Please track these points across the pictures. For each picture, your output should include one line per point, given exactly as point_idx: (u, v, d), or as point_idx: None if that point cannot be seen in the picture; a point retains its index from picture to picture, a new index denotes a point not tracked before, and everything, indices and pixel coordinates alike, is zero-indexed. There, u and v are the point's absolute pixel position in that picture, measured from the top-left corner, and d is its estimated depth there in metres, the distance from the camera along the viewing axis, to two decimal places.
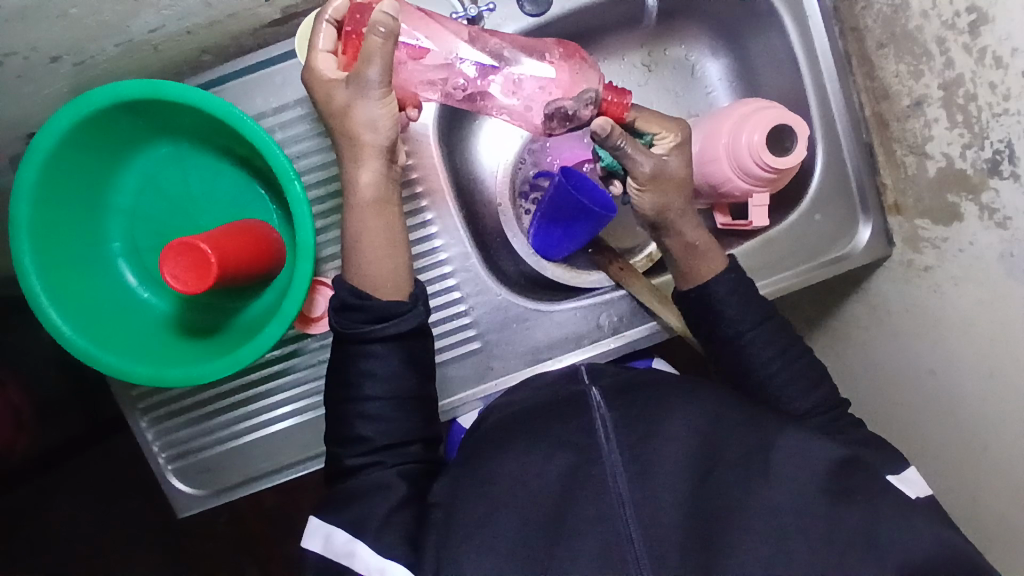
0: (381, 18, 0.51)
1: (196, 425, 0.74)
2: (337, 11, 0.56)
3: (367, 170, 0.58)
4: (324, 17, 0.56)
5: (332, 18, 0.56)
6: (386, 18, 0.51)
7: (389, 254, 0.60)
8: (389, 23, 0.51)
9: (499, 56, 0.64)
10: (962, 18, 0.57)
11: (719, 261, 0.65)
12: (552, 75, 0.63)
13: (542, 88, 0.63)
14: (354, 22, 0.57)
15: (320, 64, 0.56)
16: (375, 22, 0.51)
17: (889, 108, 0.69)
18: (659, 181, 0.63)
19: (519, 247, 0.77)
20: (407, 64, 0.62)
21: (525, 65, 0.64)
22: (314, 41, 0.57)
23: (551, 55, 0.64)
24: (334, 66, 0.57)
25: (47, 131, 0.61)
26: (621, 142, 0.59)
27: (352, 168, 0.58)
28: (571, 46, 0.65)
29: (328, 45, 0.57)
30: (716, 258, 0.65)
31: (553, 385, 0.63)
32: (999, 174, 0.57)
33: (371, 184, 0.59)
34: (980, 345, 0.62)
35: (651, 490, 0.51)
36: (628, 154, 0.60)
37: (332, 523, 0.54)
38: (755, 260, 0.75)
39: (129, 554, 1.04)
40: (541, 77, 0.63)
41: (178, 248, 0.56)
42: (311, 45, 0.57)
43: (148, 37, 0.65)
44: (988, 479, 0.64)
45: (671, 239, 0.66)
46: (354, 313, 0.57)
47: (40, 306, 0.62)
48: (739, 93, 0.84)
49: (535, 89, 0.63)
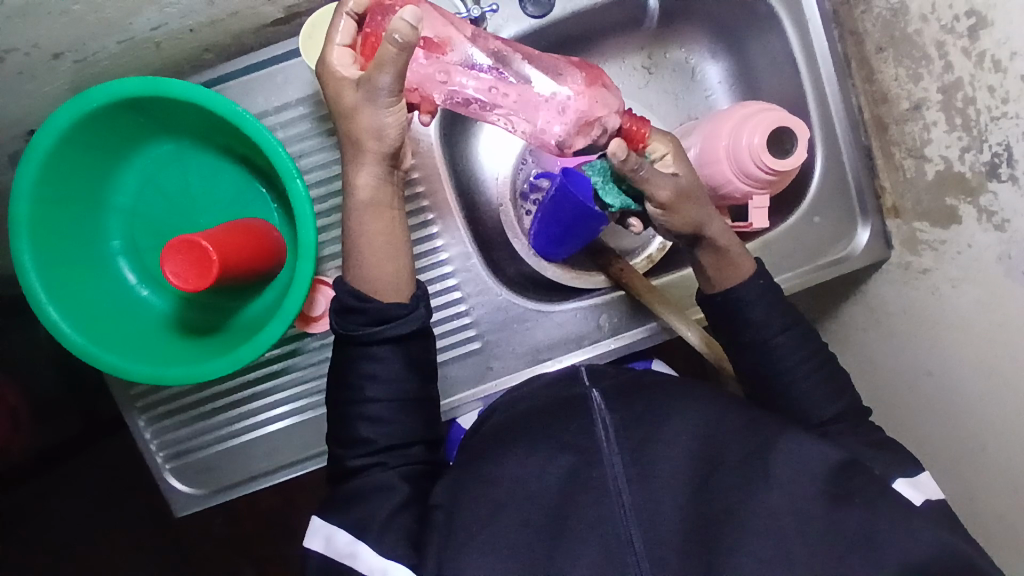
0: (399, 27, 0.48)
1: (195, 424, 0.74)
2: (358, 7, 0.57)
3: (366, 173, 0.58)
4: (344, 11, 0.56)
5: (353, 11, 0.56)
6: (405, 27, 0.48)
7: (389, 259, 0.59)
8: (408, 33, 0.48)
9: (518, 74, 0.64)
10: (961, 22, 0.58)
11: (748, 263, 0.64)
12: (569, 94, 0.61)
13: (557, 104, 0.61)
14: (374, 23, 0.58)
15: (335, 58, 0.55)
16: (391, 30, 0.48)
17: (888, 111, 0.70)
18: (679, 201, 0.61)
19: (519, 248, 0.78)
20: (424, 64, 0.61)
21: (536, 82, 0.63)
22: (331, 33, 0.56)
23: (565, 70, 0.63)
24: (349, 60, 0.56)
25: (47, 128, 0.60)
26: (637, 166, 0.56)
27: (353, 169, 0.58)
28: (583, 62, 0.64)
29: (345, 39, 0.56)
30: (744, 259, 0.65)
31: (553, 387, 0.63)
32: (998, 177, 0.57)
33: (370, 186, 0.58)
34: (979, 346, 0.62)
35: (652, 491, 0.51)
36: (647, 178, 0.58)
37: (335, 524, 0.54)
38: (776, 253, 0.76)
39: (124, 556, 1.03)
40: (557, 95, 0.62)
41: (178, 246, 0.56)
42: (329, 39, 0.56)
43: (150, 35, 0.65)
44: (986, 482, 0.64)
45: (704, 252, 0.65)
46: (355, 315, 0.57)
47: (39, 304, 0.62)
48: (738, 96, 0.84)
49: (548, 107, 0.62)
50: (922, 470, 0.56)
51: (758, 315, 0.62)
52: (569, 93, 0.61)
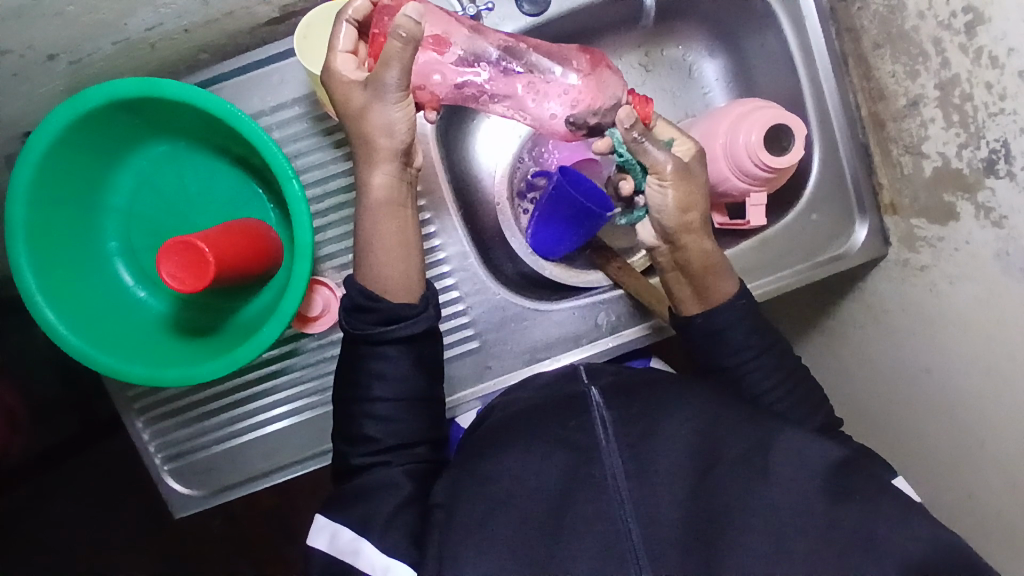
0: (403, 22, 0.48)
1: (193, 425, 0.74)
2: (358, 12, 0.55)
3: (380, 173, 0.57)
4: (344, 18, 0.55)
5: (353, 18, 0.55)
6: (410, 23, 0.49)
7: (400, 258, 0.58)
8: (412, 28, 0.49)
9: (528, 63, 0.63)
10: (958, 19, 0.57)
11: (731, 283, 0.64)
12: (576, 80, 0.61)
13: (566, 93, 0.61)
14: (381, 24, 0.56)
15: (339, 64, 0.54)
16: (395, 26, 0.49)
17: (885, 108, 0.70)
18: (683, 181, 0.60)
19: (517, 247, 0.76)
20: (428, 60, 0.61)
21: (548, 75, 0.62)
22: (333, 41, 0.55)
23: (577, 63, 0.62)
24: (354, 65, 0.55)
25: (42, 130, 0.60)
26: (642, 138, 0.58)
27: (366, 170, 0.57)
28: (596, 54, 0.63)
29: (348, 45, 0.55)
30: (728, 278, 0.64)
31: (553, 385, 0.63)
32: (995, 173, 0.57)
33: (384, 186, 0.58)
34: (977, 343, 0.62)
35: (651, 490, 0.51)
36: (648, 149, 0.58)
37: (339, 521, 0.54)
38: (766, 257, 0.75)
39: (125, 556, 1.03)
40: (565, 81, 0.61)
41: (174, 248, 0.56)
42: (331, 46, 0.55)
43: (144, 36, 0.64)
44: (984, 479, 0.64)
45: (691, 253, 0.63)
46: (365, 314, 0.57)
47: (35, 306, 0.62)
48: (735, 93, 0.84)
49: (559, 95, 0.61)
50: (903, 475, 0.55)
51: None
52: (576, 80, 0.61)
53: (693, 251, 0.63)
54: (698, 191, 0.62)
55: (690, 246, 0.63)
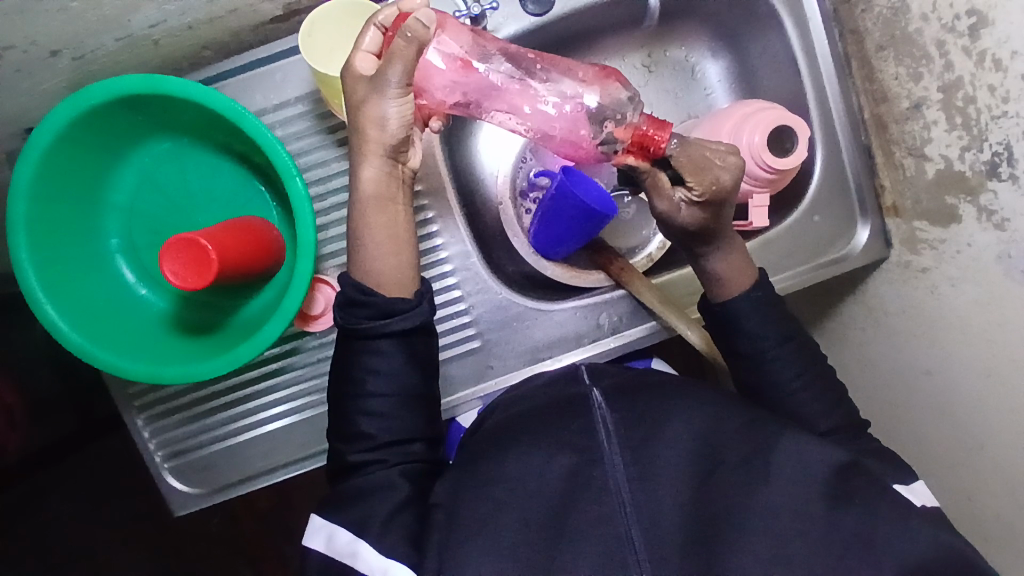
0: (413, 26, 0.51)
1: (193, 423, 0.74)
2: (386, 19, 0.57)
3: (369, 167, 0.56)
4: (372, 22, 0.56)
5: (382, 24, 0.56)
6: (418, 26, 0.51)
7: (392, 253, 0.58)
8: (419, 30, 0.52)
9: (527, 70, 0.63)
10: (962, 21, 0.58)
11: (751, 275, 0.64)
12: (594, 104, 0.60)
13: (567, 101, 0.61)
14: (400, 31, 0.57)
15: (358, 62, 0.55)
16: (405, 26, 0.52)
17: (888, 110, 0.70)
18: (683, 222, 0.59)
19: (519, 247, 0.77)
20: (447, 74, 0.60)
21: (552, 82, 0.62)
22: (358, 41, 0.56)
23: (584, 74, 0.62)
24: (372, 66, 0.56)
25: (45, 126, 0.60)
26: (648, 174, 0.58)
27: (357, 163, 0.57)
28: (608, 68, 0.62)
29: (372, 47, 0.56)
30: (747, 271, 0.64)
31: (554, 386, 0.63)
32: (998, 176, 0.57)
33: (375, 180, 0.57)
34: (978, 346, 0.62)
35: (653, 492, 0.51)
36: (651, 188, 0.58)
37: (333, 523, 0.54)
38: (784, 249, 0.76)
39: (122, 556, 1.03)
40: (580, 100, 0.61)
41: (177, 245, 0.56)
42: (356, 45, 0.56)
43: (148, 32, 0.64)
44: (984, 482, 0.64)
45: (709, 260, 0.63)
46: (357, 309, 0.56)
47: (38, 303, 0.62)
48: (739, 94, 0.84)
49: (558, 103, 0.61)
50: (918, 478, 0.56)
51: (764, 323, 0.62)
52: (593, 102, 0.61)
53: (731, 260, 0.63)
54: (712, 223, 0.60)
55: (721, 252, 0.63)
